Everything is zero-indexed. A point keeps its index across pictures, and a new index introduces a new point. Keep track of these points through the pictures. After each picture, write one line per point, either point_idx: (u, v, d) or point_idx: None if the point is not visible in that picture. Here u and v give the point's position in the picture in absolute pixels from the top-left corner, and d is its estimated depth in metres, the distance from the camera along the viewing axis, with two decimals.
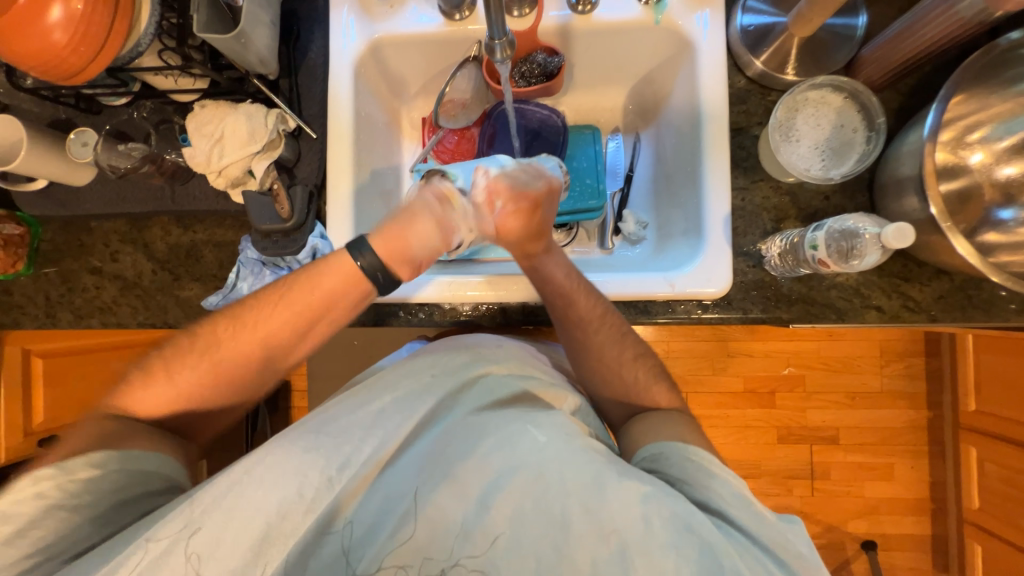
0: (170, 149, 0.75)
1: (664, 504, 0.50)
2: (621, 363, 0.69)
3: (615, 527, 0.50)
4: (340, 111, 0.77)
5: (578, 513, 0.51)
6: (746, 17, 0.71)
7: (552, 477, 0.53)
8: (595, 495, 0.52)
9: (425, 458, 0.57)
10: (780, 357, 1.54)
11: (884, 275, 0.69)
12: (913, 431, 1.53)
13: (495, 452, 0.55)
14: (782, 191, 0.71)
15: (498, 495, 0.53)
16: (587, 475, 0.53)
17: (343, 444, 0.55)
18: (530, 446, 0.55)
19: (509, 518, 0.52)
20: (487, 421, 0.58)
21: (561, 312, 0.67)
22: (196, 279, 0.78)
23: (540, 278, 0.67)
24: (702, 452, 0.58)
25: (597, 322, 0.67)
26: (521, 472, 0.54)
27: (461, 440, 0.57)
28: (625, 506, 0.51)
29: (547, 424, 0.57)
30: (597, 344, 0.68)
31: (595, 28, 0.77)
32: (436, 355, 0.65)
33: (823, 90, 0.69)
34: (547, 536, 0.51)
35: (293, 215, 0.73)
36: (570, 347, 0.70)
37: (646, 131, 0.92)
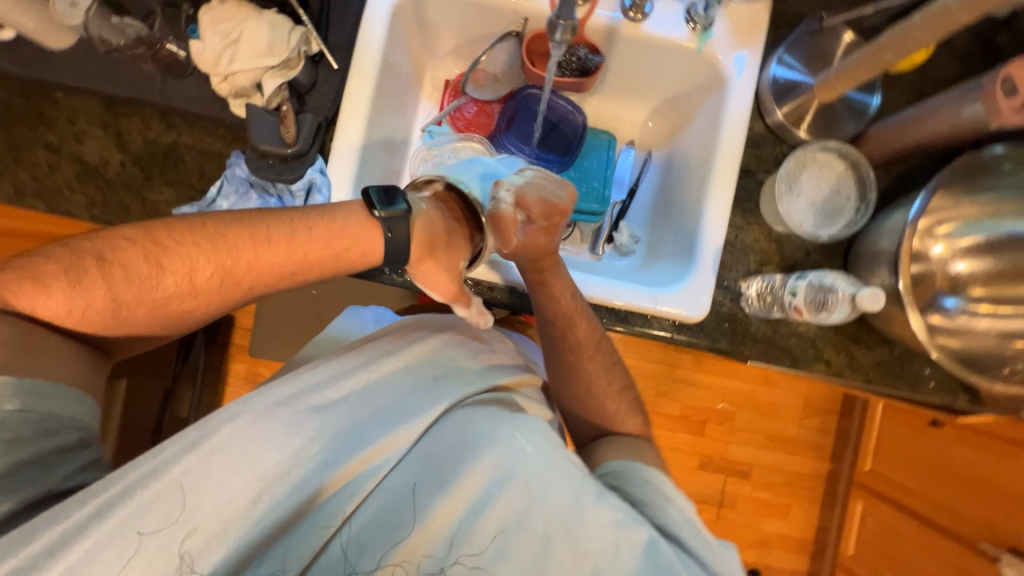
0: (173, 37, 0.69)
1: (637, 530, 0.52)
2: (599, 371, 0.70)
3: (592, 546, 0.52)
4: (369, 48, 0.73)
5: (560, 533, 0.52)
6: (779, 68, 0.75)
7: (538, 490, 0.53)
8: (575, 514, 0.52)
9: (417, 461, 0.56)
10: (716, 392, 1.65)
11: (838, 334, 0.75)
12: (814, 481, 1.69)
13: (484, 459, 0.55)
14: (771, 237, 0.76)
15: (487, 506, 0.53)
16: (567, 493, 0.53)
17: (336, 427, 0.55)
18: (516, 456, 0.55)
19: (497, 529, 0.52)
20: (472, 428, 0.57)
21: (558, 332, 0.69)
22: (169, 183, 0.72)
23: (544, 297, 0.67)
24: (660, 477, 0.62)
25: (591, 349, 0.69)
26: (509, 482, 0.54)
27: (451, 444, 0.56)
28: (600, 526, 0.52)
29: (532, 432, 0.57)
30: (585, 369, 0.70)
31: (640, 38, 0.78)
32: (424, 346, 0.63)
33: (830, 155, 0.74)
34: (530, 553, 0.52)
35: (298, 142, 0.69)
36: (556, 365, 0.71)
37: (658, 151, 0.95)
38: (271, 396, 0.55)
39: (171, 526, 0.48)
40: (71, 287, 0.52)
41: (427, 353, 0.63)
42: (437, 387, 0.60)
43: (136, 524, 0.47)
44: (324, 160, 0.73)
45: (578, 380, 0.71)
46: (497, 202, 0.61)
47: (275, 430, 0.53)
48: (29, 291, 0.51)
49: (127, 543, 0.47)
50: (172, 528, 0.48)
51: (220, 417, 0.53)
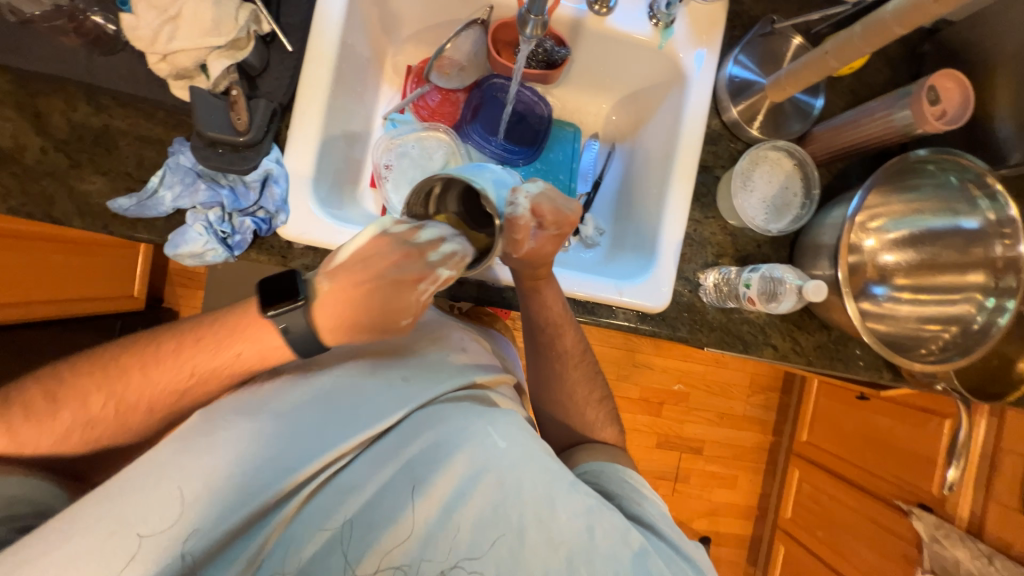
0: (99, 7, 0.61)
1: (609, 518, 0.55)
2: (571, 372, 0.72)
3: (566, 535, 0.53)
4: (326, 30, 0.69)
5: (534, 523, 0.53)
6: (735, 68, 0.79)
7: (510, 484, 0.54)
8: (548, 505, 0.54)
9: (393, 457, 0.55)
10: (672, 374, 1.74)
11: (784, 320, 0.81)
12: (758, 453, 1.84)
13: (460, 453, 0.55)
14: (727, 231, 0.80)
15: (462, 500, 0.53)
16: (541, 486, 0.54)
17: (309, 430, 0.54)
18: (489, 451, 0.56)
19: (472, 523, 0.52)
20: (446, 422, 0.57)
21: (543, 339, 0.71)
22: (101, 172, 0.65)
23: (532, 302, 0.69)
24: (635, 476, 0.65)
25: (576, 359, 0.72)
26: (483, 477, 0.54)
27: (423, 443, 0.55)
28: (573, 516, 0.54)
29: (505, 428, 0.58)
30: (570, 378, 0.72)
31: (605, 32, 0.79)
32: (396, 351, 0.63)
33: (780, 153, 0.79)
34: (505, 544, 0.52)
35: (250, 131, 0.63)
36: (541, 370, 0.73)
37: (621, 144, 0.97)
38: (247, 403, 0.55)
39: (165, 530, 0.46)
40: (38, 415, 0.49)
41: (400, 356, 0.62)
42: (408, 389, 0.59)
43: (137, 525, 0.46)
44: (279, 149, 0.69)
45: (551, 371, 0.73)
46: (515, 208, 0.59)
47: (241, 440, 0.51)
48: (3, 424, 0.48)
49: (127, 544, 0.45)
50: (169, 528, 0.47)
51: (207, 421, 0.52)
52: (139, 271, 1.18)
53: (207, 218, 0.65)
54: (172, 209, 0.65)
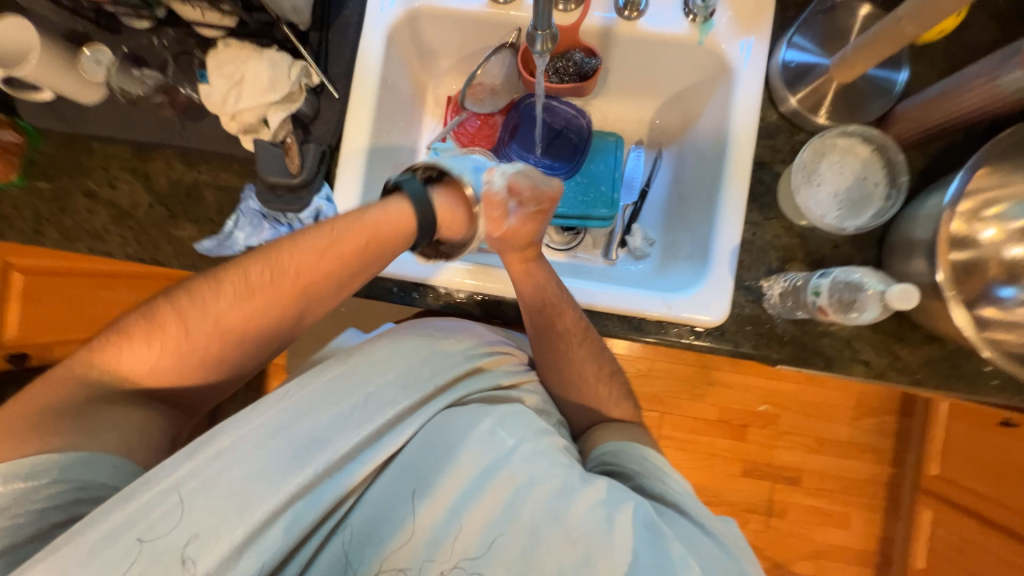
0: (186, 82, 0.73)
1: (627, 504, 0.57)
2: (579, 365, 0.70)
3: (581, 529, 0.55)
4: (366, 74, 0.75)
5: (547, 517, 0.56)
6: (790, 52, 0.71)
7: (522, 482, 0.58)
8: (563, 499, 0.57)
9: (402, 467, 0.58)
10: (756, 393, 1.56)
11: (877, 332, 0.69)
12: (872, 486, 1.56)
13: (466, 456, 0.58)
14: (794, 232, 0.71)
15: (473, 498, 0.56)
16: (555, 478, 0.58)
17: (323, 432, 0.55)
18: (500, 449, 0.59)
19: (480, 524, 0.55)
20: (455, 424, 0.60)
21: (542, 323, 0.68)
22: (193, 220, 0.76)
23: (522, 285, 0.68)
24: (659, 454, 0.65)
25: (579, 335, 0.69)
26: (495, 476, 0.58)
27: (431, 448, 0.59)
28: (590, 511, 0.56)
29: (514, 425, 0.61)
30: (576, 356, 0.70)
31: (638, 36, 0.76)
32: (403, 339, 0.64)
33: (852, 139, 0.68)
34: (517, 542, 0.55)
35: (303, 172, 0.71)
36: (546, 356, 0.71)
37: (669, 149, 0.91)
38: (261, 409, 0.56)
39: (171, 533, 0.49)
40: (153, 338, 0.59)
41: (415, 351, 0.63)
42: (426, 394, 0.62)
43: (136, 532, 0.48)
44: (330, 186, 0.75)
45: (583, 373, 0.71)
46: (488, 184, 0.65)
47: (255, 463, 0.53)
48: (115, 349, 0.59)
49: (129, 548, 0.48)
50: (176, 531, 0.49)
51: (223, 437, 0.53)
52: None
53: None
54: (245, 247, 0.75)
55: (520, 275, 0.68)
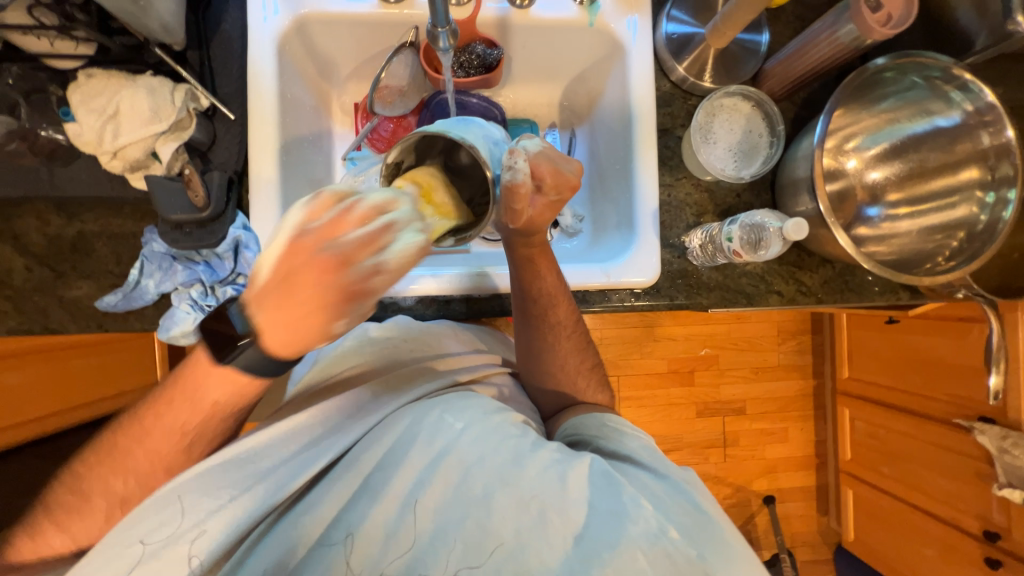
0: (47, 123, 0.64)
1: (577, 461, 0.57)
2: (561, 363, 0.73)
3: (533, 489, 0.55)
4: (261, 90, 0.70)
5: (500, 487, 0.55)
6: (670, 25, 0.77)
7: (471, 461, 0.57)
8: (513, 467, 0.56)
9: (353, 470, 0.57)
10: (696, 339, 1.70)
11: (782, 264, 0.79)
12: (801, 399, 1.78)
13: (413, 450, 0.58)
14: (702, 188, 0.78)
15: (424, 484, 0.56)
16: (503, 449, 0.58)
17: (281, 454, 0.58)
18: (447, 433, 0.59)
19: (434, 510, 0.55)
20: (403, 422, 0.61)
21: (539, 311, 0.71)
22: (86, 277, 0.68)
23: (529, 272, 0.70)
24: (615, 419, 0.68)
25: (569, 330, 0.73)
26: (445, 461, 0.57)
27: (381, 451, 0.59)
28: (542, 471, 0.56)
29: (460, 410, 0.62)
30: (561, 350, 0.73)
31: (533, 23, 0.78)
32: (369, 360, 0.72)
33: (735, 98, 0.77)
34: (472, 518, 0.54)
35: (211, 205, 0.65)
36: (533, 343, 0.73)
37: (581, 127, 0.96)
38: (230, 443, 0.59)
39: (172, 539, 0.50)
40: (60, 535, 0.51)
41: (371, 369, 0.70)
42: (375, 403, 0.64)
43: (138, 533, 0.50)
44: (245, 213, 0.71)
45: (565, 366, 0.74)
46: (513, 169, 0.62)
47: (231, 467, 0.54)
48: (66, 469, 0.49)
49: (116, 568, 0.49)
50: (178, 536, 0.51)
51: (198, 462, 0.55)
52: (159, 359, 1.29)
53: (191, 295, 0.68)
54: (158, 294, 0.68)
55: (530, 263, 0.70)
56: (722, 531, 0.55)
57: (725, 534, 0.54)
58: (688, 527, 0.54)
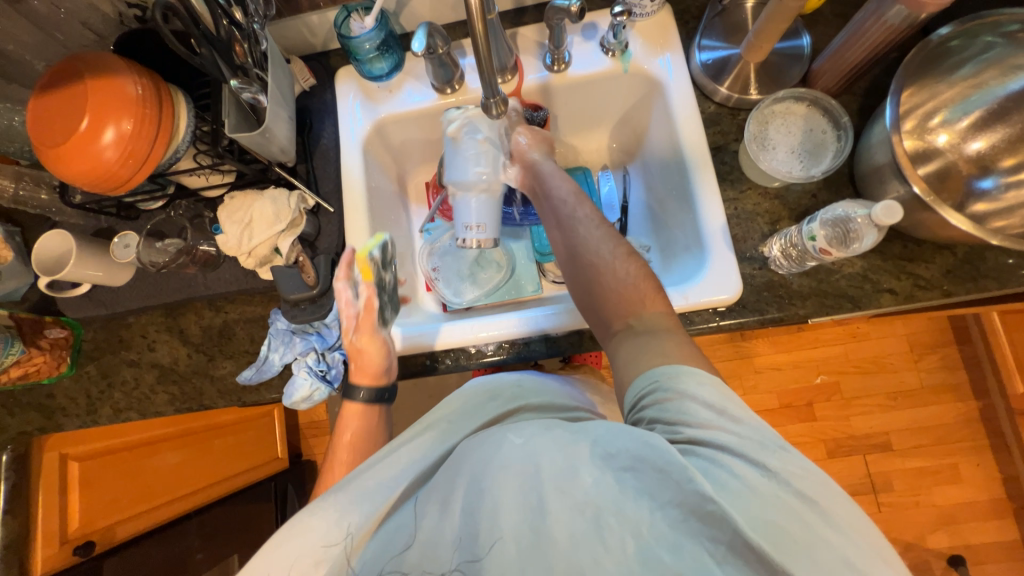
0: (204, 240, 0.82)
1: (628, 451, 0.46)
2: (602, 262, 0.65)
3: (588, 494, 0.45)
4: (353, 184, 0.85)
5: (553, 494, 0.45)
6: (703, 53, 0.80)
7: (528, 469, 0.47)
8: (566, 472, 0.46)
9: (422, 494, 0.54)
10: (806, 366, 1.51)
11: (887, 259, 0.71)
12: (965, 426, 1.46)
13: (466, 466, 0.51)
14: (771, 195, 0.76)
15: (478, 507, 0.47)
16: (560, 455, 0.48)
17: (358, 488, 0.56)
18: (504, 449, 0.51)
19: (486, 521, 0.46)
20: (468, 448, 0.54)
21: (565, 211, 0.71)
22: (230, 357, 0.82)
23: (544, 178, 0.76)
24: (688, 374, 0.51)
25: (597, 222, 0.69)
26: (495, 473, 0.48)
27: (445, 471, 0.53)
28: (598, 475, 0.46)
29: (521, 426, 0.53)
30: (598, 245, 0.66)
31: (571, 82, 0.86)
32: (456, 400, 0.65)
33: (786, 103, 0.75)
34: (524, 523, 0.45)
35: (319, 282, 0.77)
36: (571, 249, 0.68)
37: (632, 164, 0.99)
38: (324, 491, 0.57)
39: None
40: None
41: (450, 401, 0.65)
42: (450, 428, 0.61)
43: None
44: None
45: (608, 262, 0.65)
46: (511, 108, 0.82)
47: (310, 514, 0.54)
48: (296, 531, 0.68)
49: None
50: None
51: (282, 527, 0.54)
52: (278, 436, 1.46)
53: (307, 363, 0.78)
54: (282, 365, 0.79)
55: (555, 171, 0.76)
56: (838, 532, 0.41)
57: (842, 537, 0.41)
58: (782, 536, 0.41)
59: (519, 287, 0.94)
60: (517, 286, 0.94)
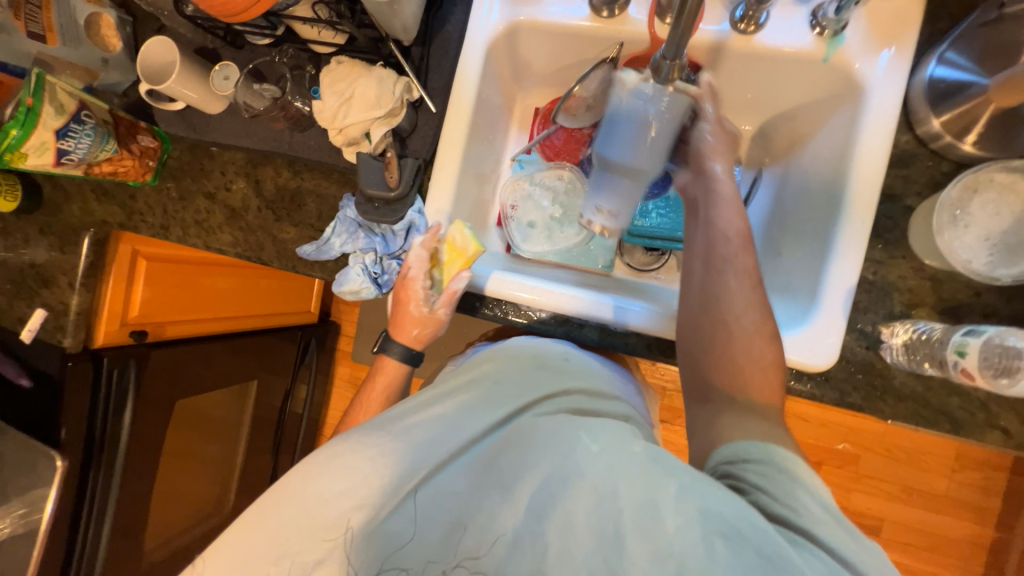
0: (299, 95, 0.77)
1: (721, 518, 0.43)
2: (733, 324, 0.56)
3: (671, 543, 0.44)
4: (465, 89, 0.76)
5: (632, 529, 0.46)
6: (939, 68, 0.62)
7: (605, 489, 0.48)
8: (648, 510, 0.46)
9: (479, 462, 0.55)
10: (837, 430, 1.43)
11: (1021, 397, 0.60)
12: (969, 548, 1.38)
13: (540, 461, 0.52)
14: (924, 274, 0.63)
15: (548, 510, 0.49)
16: (641, 493, 0.47)
17: (422, 438, 0.57)
18: (579, 455, 0.52)
19: (559, 529, 0.48)
20: (534, 436, 0.55)
21: (721, 250, 0.59)
22: (295, 224, 0.82)
23: (708, 205, 0.62)
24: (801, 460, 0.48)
25: (749, 278, 0.57)
26: (572, 482, 0.50)
27: (512, 454, 0.54)
28: (682, 522, 0.44)
29: (597, 433, 0.54)
30: (740, 304, 0.56)
31: (752, 51, 0.70)
32: (500, 360, 0.68)
33: (1013, 175, 0.59)
34: (599, 550, 0.46)
35: (400, 186, 0.74)
36: (706, 293, 0.58)
37: (770, 169, 0.85)
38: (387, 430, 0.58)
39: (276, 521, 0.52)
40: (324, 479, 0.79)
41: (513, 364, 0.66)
42: (509, 398, 0.61)
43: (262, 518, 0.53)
44: (422, 198, 0.78)
45: (738, 325, 0.56)
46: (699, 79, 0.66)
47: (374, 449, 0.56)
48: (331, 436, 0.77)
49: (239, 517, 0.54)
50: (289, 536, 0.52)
51: (344, 447, 0.56)
52: (314, 292, 1.54)
53: (364, 261, 0.78)
54: (340, 252, 0.79)
55: (731, 198, 0.62)
56: None
57: None
58: None
59: (592, 257, 0.87)
60: (589, 255, 0.87)
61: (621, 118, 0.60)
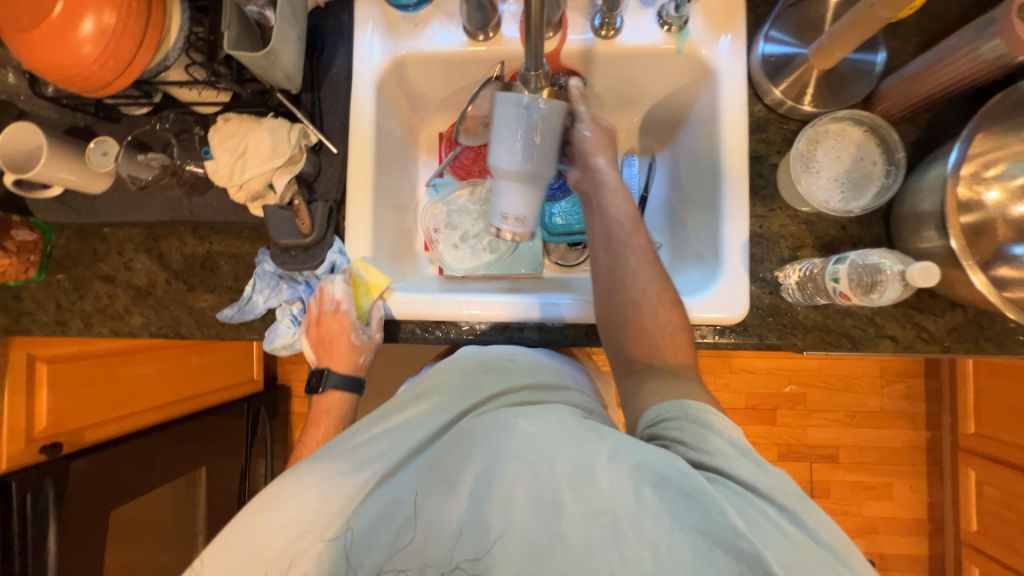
0: (191, 160, 0.74)
1: (650, 468, 0.47)
2: (644, 298, 0.60)
3: (606, 499, 0.47)
4: (363, 125, 0.77)
5: (569, 493, 0.48)
6: (769, 45, 0.72)
7: (542, 463, 0.50)
8: (584, 473, 0.48)
9: (425, 468, 0.57)
10: (780, 375, 1.55)
11: (897, 306, 0.70)
12: (910, 451, 1.54)
13: (478, 451, 0.54)
14: (800, 219, 0.72)
15: (487, 495, 0.51)
16: (577, 458, 0.50)
17: (369, 455, 0.59)
18: (518, 437, 0.54)
19: (502, 511, 0.50)
20: (476, 429, 0.57)
21: (617, 235, 0.63)
22: (211, 290, 0.78)
23: (597, 196, 0.66)
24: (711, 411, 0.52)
25: (647, 255, 0.62)
26: (508, 463, 0.51)
27: (454, 451, 0.56)
28: (615, 480, 0.48)
29: (534, 416, 0.56)
30: (643, 279, 0.61)
31: (618, 53, 0.78)
32: (451, 372, 0.69)
33: (844, 123, 0.70)
34: (539, 519, 0.48)
35: (314, 231, 0.72)
36: (614, 275, 0.62)
37: (661, 153, 0.93)
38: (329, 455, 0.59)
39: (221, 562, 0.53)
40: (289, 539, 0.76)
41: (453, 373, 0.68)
42: (451, 403, 0.64)
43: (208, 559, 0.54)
44: (341, 238, 0.78)
45: (646, 294, 0.60)
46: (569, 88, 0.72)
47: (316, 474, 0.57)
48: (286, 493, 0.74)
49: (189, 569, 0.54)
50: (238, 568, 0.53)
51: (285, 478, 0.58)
52: (254, 358, 1.46)
53: (292, 312, 0.76)
54: (266, 308, 0.77)
55: (615, 186, 0.66)
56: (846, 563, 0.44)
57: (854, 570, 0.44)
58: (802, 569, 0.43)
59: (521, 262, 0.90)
60: (518, 261, 0.90)
61: (506, 121, 0.61)
